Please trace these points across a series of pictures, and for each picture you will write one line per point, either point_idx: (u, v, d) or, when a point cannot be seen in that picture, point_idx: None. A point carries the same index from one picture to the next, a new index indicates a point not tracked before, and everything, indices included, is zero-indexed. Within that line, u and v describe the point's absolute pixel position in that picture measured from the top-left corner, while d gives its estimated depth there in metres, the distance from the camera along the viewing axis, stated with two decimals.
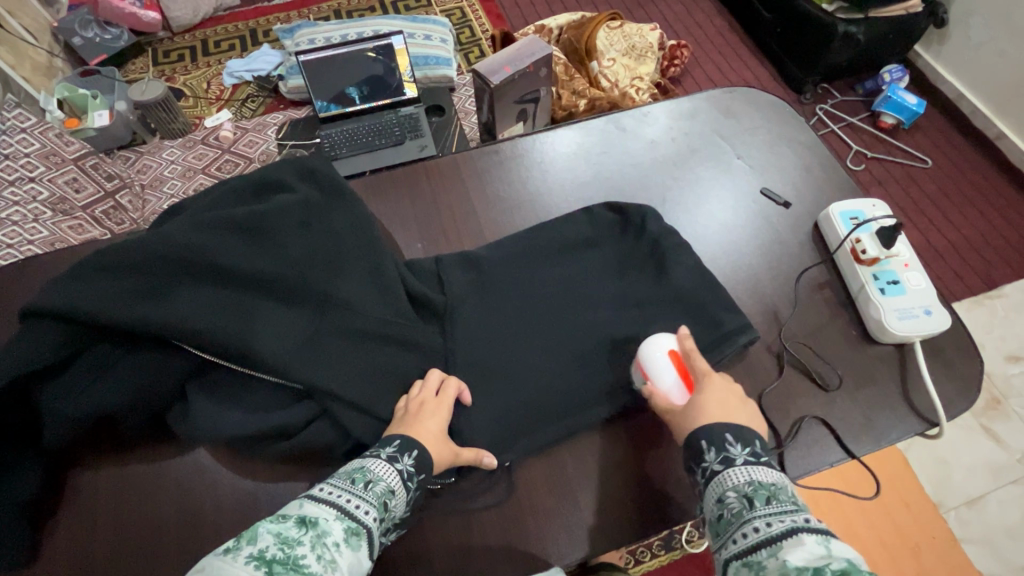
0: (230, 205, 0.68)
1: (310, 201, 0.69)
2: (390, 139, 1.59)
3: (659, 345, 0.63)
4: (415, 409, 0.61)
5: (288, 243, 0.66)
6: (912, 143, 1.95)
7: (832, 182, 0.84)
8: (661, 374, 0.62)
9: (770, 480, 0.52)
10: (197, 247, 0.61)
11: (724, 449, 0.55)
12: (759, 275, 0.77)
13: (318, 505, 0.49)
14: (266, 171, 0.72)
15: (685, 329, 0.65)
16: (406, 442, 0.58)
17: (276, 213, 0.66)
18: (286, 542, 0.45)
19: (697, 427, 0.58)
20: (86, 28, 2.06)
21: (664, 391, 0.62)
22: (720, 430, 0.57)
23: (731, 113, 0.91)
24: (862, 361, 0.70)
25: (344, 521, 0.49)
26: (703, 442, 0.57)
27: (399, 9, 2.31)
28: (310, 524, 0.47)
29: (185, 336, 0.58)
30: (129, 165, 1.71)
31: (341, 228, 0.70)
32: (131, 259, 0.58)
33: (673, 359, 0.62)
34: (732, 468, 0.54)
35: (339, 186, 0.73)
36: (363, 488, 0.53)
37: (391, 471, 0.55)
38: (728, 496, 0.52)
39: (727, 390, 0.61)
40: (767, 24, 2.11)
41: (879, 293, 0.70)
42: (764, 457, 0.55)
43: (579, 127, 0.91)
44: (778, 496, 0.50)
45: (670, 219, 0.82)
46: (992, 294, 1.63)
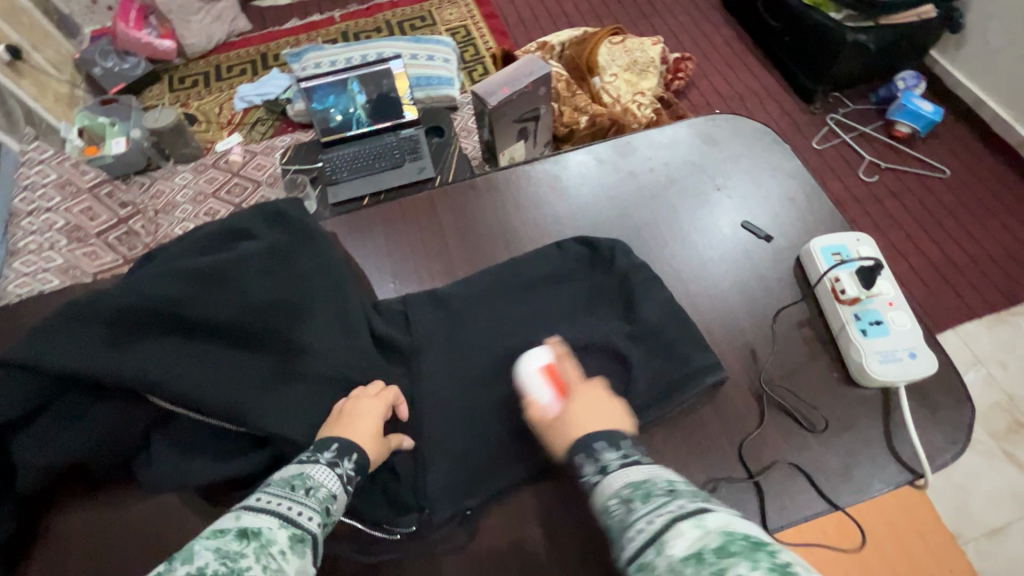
0: (197, 251, 0.68)
1: (277, 247, 0.70)
2: (390, 162, 1.64)
3: (529, 360, 0.65)
4: (348, 410, 0.63)
5: (255, 292, 0.65)
6: (929, 153, 1.88)
7: (817, 213, 0.82)
8: (535, 389, 0.63)
9: (644, 477, 0.50)
10: (157, 296, 0.60)
11: (597, 457, 0.53)
12: (736, 311, 0.75)
13: (257, 515, 0.49)
14: (232, 218, 0.72)
15: (556, 341, 0.68)
16: (343, 445, 0.59)
17: (242, 262, 0.66)
18: (226, 557, 0.44)
19: (572, 441, 0.56)
20: (105, 58, 2.15)
21: (539, 402, 0.62)
22: (587, 440, 0.55)
23: (713, 141, 0.89)
24: (841, 402, 0.68)
25: (287, 529, 0.49)
26: (580, 456, 0.54)
27: (404, 29, 2.34)
28: (251, 536, 0.47)
29: (146, 388, 0.58)
30: (143, 191, 1.77)
31: (310, 273, 0.70)
32: (90, 308, 0.58)
33: (545, 373, 0.63)
34: (610, 475, 0.51)
35: (308, 229, 0.73)
36: (305, 495, 0.53)
37: (331, 478, 0.56)
38: (611, 503, 0.49)
39: (598, 399, 0.61)
40: (775, 33, 2.07)
41: (860, 334, 0.67)
42: (634, 455, 0.53)
43: (557, 159, 0.89)
44: (653, 490, 0.48)
45: (644, 254, 0.80)
46: (1014, 311, 1.56)
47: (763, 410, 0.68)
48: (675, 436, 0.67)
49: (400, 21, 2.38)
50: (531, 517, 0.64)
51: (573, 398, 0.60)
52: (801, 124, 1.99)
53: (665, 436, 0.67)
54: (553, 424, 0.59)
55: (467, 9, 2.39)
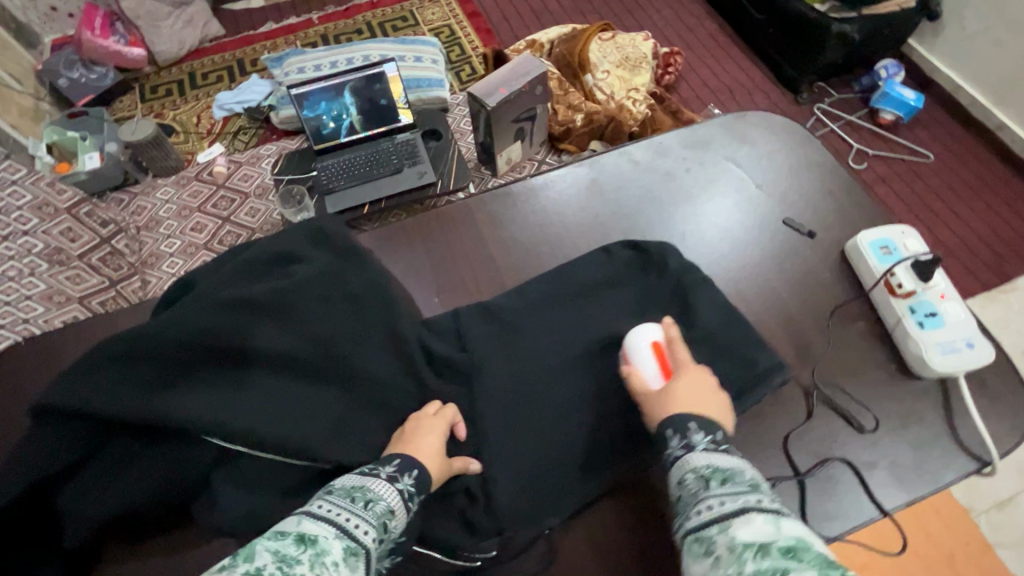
0: (241, 278, 0.64)
1: (327, 268, 0.66)
2: (388, 168, 1.59)
3: (643, 333, 0.66)
4: (409, 431, 0.60)
5: (309, 319, 0.62)
6: (914, 139, 1.94)
7: (854, 206, 0.82)
8: (642, 362, 0.64)
9: (731, 467, 0.51)
10: (213, 332, 0.57)
11: (687, 436, 0.55)
12: (788, 309, 0.74)
13: (317, 522, 0.48)
14: (274, 239, 0.68)
15: (672, 320, 0.67)
16: (405, 462, 0.56)
17: (295, 289, 0.62)
18: (284, 561, 0.43)
19: (663, 417, 0.58)
20: (70, 68, 2.03)
21: (643, 375, 0.63)
22: (686, 420, 0.56)
23: (745, 138, 0.89)
24: (902, 393, 0.68)
25: (343, 540, 0.47)
26: (668, 430, 0.56)
27: (386, 30, 2.28)
28: (309, 542, 0.45)
29: (211, 430, 0.54)
30: (123, 208, 1.69)
31: (363, 294, 0.66)
32: (143, 349, 0.55)
33: (655, 351, 0.64)
34: (693, 453, 0.54)
35: (351, 247, 0.69)
36: (363, 507, 0.51)
37: (391, 491, 0.53)
38: (687, 478, 0.52)
39: (699, 383, 0.60)
40: (760, 26, 2.09)
41: (918, 327, 0.68)
42: (725, 444, 0.54)
43: (592, 162, 0.88)
44: (734, 477, 0.50)
45: (691, 255, 0.79)
46: (1005, 288, 1.62)
47: (826, 405, 0.68)
48: (744, 440, 0.66)
49: (381, 22, 2.31)
50: (606, 535, 0.62)
51: (681, 378, 0.61)
52: (791, 114, 2.02)
53: (732, 440, 0.66)
54: (653, 398, 0.60)
55: (450, 8, 2.34)
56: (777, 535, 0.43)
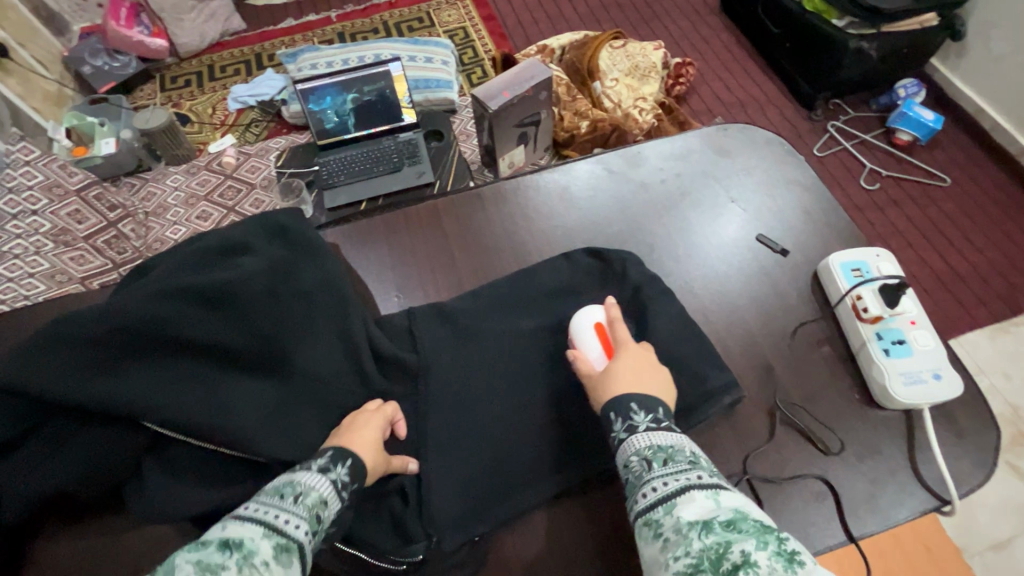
0: (191, 267, 0.64)
1: (277, 262, 0.67)
2: (388, 166, 1.60)
3: (585, 315, 0.67)
4: (347, 424, 0.60)
5: (254, 313, 0.62)
6: (930, 161, 1.88)
7: (833, 226, 0.80)
8: (585, 343, 0.65)
9: (670, 444, 0.52)
10: (154, 319, 0.57)
11: (629, 418, 0.55)
12: (752, 328, 0.73)
13: (242, 524, 0.46)
14: (230, 231, 0.69)
15: (613, 300, 0.68)
16: (338, 453, 0.55)
17: (243, 279, 0.62)
18: (206, 568, 0.41)
19: (608, 400, 0.58)
20: (95, 56, 2.09)
21: (586, 356, 0.64)
22: (627, 400, 0.56)
23: (725, 151, 0.87)
24: (861, 422, 0.65)
25: (272, 538, 0.46)
26: (612, 413, 0.57)
27: (402, 30, 2.31)
28: (234, 546, 0.44)
29: (143, 416, 0.54)
30: (134, 193, 1.74)
31: (312, 288, 0.67)
32: (80, 330, 0.54)
33: (597, 331, 0.66)
34: (635, 435, 0.54)
35: (308, 240, 0.71)
36: (293, 502, 0.50)
37: (323, 482, 0.52)
38: (632, 460, 0.52)
39: (640, 360, 0.62)
40: (777, 39, 2.05)
41: (884, 355, 0.65)
42: (666, 422, 0.55)
43: (565, 169, 0.87)
44: (675, 456, 0.51)
45: (656, 268, 0.78)
46: (1017, 321, 1.56)
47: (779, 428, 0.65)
48: None
49: (398, 22, 2.34)
50: (542, 548, 0.61)
51: (620, 357, 0.62)
52: (803, 131, 1.98)
53: None
54: (597, 379, 0.61)
55: (466, 11, 2.36)
56: (717, 509, 0.44)
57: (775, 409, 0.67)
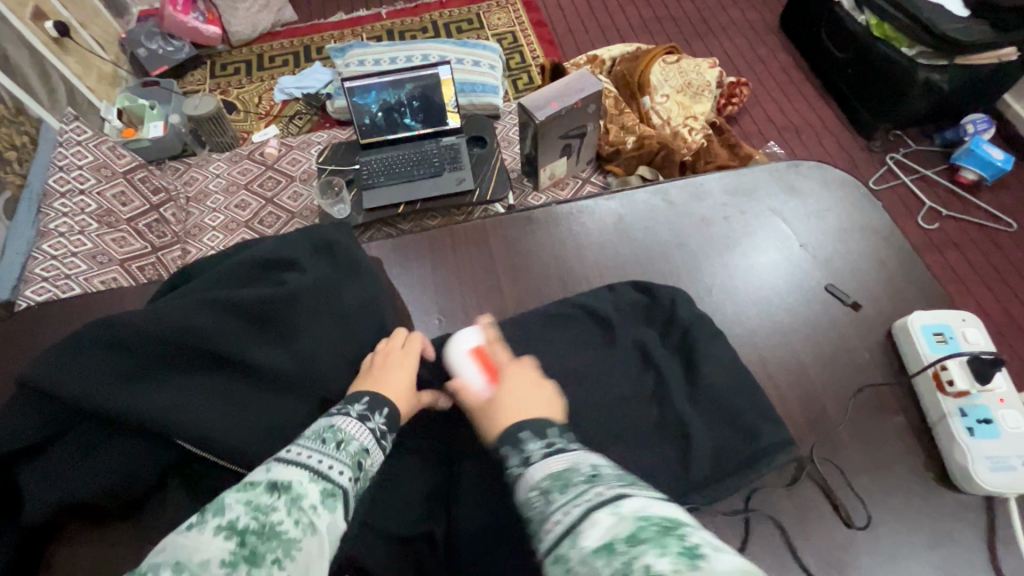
0: (233, 283, 0.62)
1: (322, 282, 0.64)
2: (429, 170, 1.58)
3: (459, 343, 0.64)
4: (381, 361, 0.61)
5: (293, 335, 0.60)
6: (996, 204, 1.76)
7: (908, 281, 0.74)
8: (463, 371, 0.62)
9: (565, 467, 0.45)
10: (194, 331, 0.55)
11: (522, 448, 0.48)
12: (815, 387, 0.67)
13: (288, 468, 0.47)
14: (275, 246, 0.66)
15: (487, 324, 0.67)
16: (375, 400, 0.56)
17: (285, 300, 0.60)
18: (257, 511, 0.42)
19: (500, 432, 0.51)
20: (150, 39, 2.11)
21: (466, 384, 0.60)
22: (515, 430, 0.50)
23: (794, 190, 0.82)
24: (934, 503, 0.59)
25: (318, 483, 0.47)
26: (509, 444, 0.49)
27: (450, 31, 2.28)
28: (282, 490, 0.45)
29: (171, 431, 0.52)
30: (177, 177, 1.75)
31: (354, 312, 0.64)
32: (119, 334, 0.52)
33: (474, 357, 0.63)
34: (532, 465, 0.46)
35: (354, 261, 0.68)
36: (335, 448, 0.50)
37: (363, 431, 0.53)
38: (530, 495, 0.44)
39: (526, 380, 0.57)
40: (838, 63, 1.97)
41: (967, 434, 0.59)
42: (561, 444, 0.48)
43: (620, 196, 0.83)
44: (572, 479, 0.43)
45: (713, 310, 0.73)
46: None
47: (836, 498, 0.60)
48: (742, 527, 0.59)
49: (447, 22, 2.32)
50: None
51: (500, 380, 0.58)
52: (859, 161, 1.89)
53: (727, 522, 0.59)
54: (477, 407, 0.56)
55: (516, 15, 2.33)
56: (619, 525, 0.37)
57: (834, 480, 0.61)
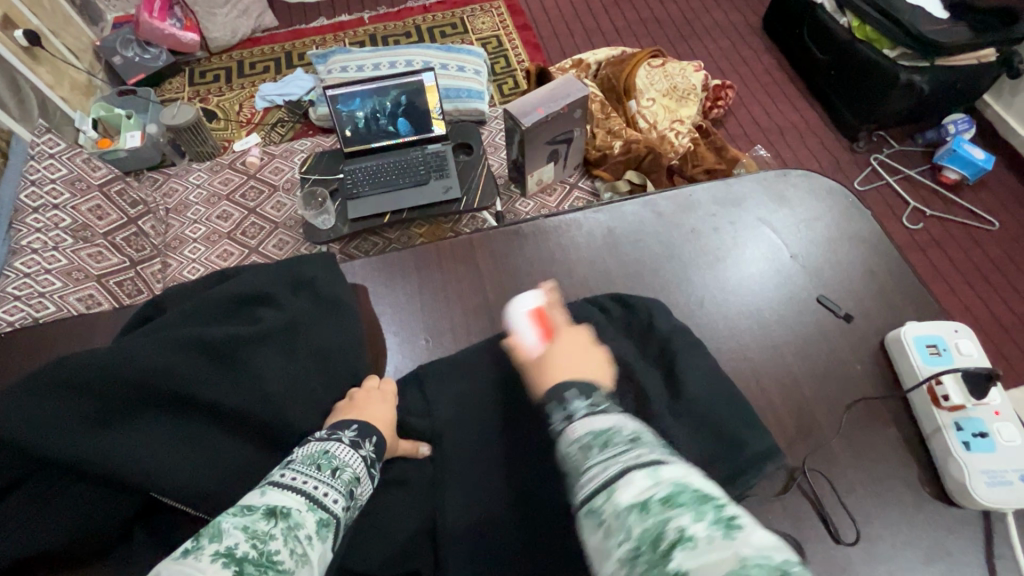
0: (204, 319, 0.60)
1: (296, 317, 0.62)
2: (414, 178, 1.56)
3: (523, 302, 0.66)
4: (357, 400, 0.59)
5: (266, 373, 0.57)
6: (978, 204, 1.78)
7: (900, 292, 0.73)
8: (524, 330, 0.62)
9: (609, 426, 0.44)
10: (161, 371, 0.52)
11: (566, 406, 0.48)
12: (808, 400, 0.66)
13: (284, 493, 0.46)
14: (250, 278, 0.65)
15: (551, 288, 0.68)
16: (365, 428, 0.55)
17: (257, 337, 0.58)
18: (256, 537, 0.41)
19: (558, 382, 0.52)
20: (126, 47, 2.08)
21: (523, 342, 0.61)
22: (561, 387, 0.50)
23: (784, 201, 0.81)
24: (932, 519, 0.58)
25: (314, 512, 0.46)
26: (568, 392, 0.49)
27: (434, 36, 2.26)
28: (280, 516, 0.44)
29: (134, 481, 0.49)
30: (156, 188, 1.71)
31: (329, 348, 0.63)
32: (77, 374, 0.49)
33: (534, 317, 0.64)
34: (574, 424, 0.46)
35: (336, 300, 0.66)
36: (330, 475, 0.50)
37: (356, 457, 0.52)
38: (569, 449, 0.44)
39: (581, 346, 0.58)
40: (821, 65, 1.98)
41: (963, 448, 0.59)
42: (605, 406, 0.47)
43: (608, 210, 0.81)
44: (614, 438, 0.43)
45: (705, 325, 0.72)
46: None
47: (832, 513, 0.59)
48: None
49: (431, 26, 2.29)
50: None
51: (556, 339, 0.58)
52: (844, 162, 1.90)
53: None
54: (533, 362, 0.57)
55: (501, 19, 2.31)
56: (655, 488, 0.37)
57: (828, 494, 0.60)
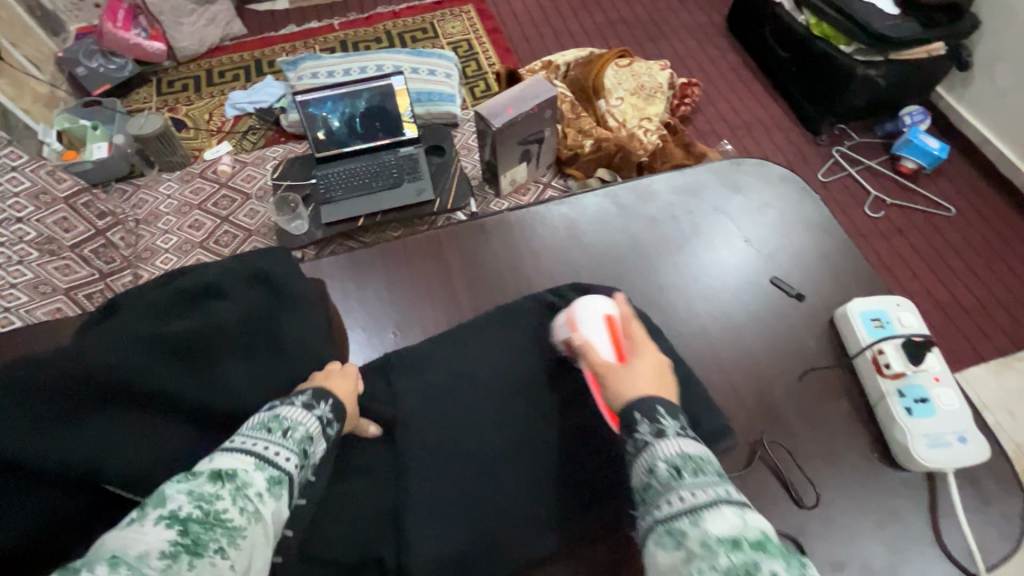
0: (161, 314, 0.59)
1: (253, 310, 0.64)
2: (387, 181, 1.56)
3: (596, 306, 0.62)
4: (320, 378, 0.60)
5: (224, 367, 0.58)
6: (935, 191, 1.85)
7: (850, 272, 0.76)
8: (594, 336, 0.59)
9: (695, 453, 0.44)
10: (115, 369, 0.52)
11: (655, 421, 0.47)
12: (764, 378, 0.69)
13: (232, 456, 0.45)
14: (206, 272, 0.65)
15: (625, 296, 0.63)
16: (318, 391, 0.56)
17: (213, 331, 0.59)
18: (202, 499, 0.40)
19: (619, 403, 0.50)
20: (89, 58, 2.02)
21: (595, 349, 0.58)
22: (647, 403, 0.48)
23: (738, 188, 0.84)
24: (881, 483, 0.61)
25: (265, 471, 0.45)
26: (636, 414, 0.48)
27: (405, 40, 2.27)
28: (227, 477, 0.43)
29: (93, 478, 0.49)
30: (125, 200, 1.70)
31: (289, 343, 0.65)
32: (32, 379, 0.49)
33: (607, 324, 0.60)
34: (663, 440, 0.45)
35: (293, 293, 0.68)
36: (281, 435, 0.49)
37: (307, 417, 0.52)
38: (657, 467, 0.44)
39: (660, 359, 0.55)
40: (783, 62, 2.04)
41: (905, 414, 0.62)
42: (689, 431, 0.47)
43: (571, 202, 0.83)
44: (704, 469, 0.43)
45: (666, 310, 0.74)
46: (1020, 356, 1.52)
47: (792, 477, 0.62)
48: None
49: (401, 32, 2.31)
50: None
51: (637, 351, 0.55)
52: (807, 155, 1.96)
53: None
54: (611, 371, 0.54)
55: (471, 23, 2.33)
56: (745, 529, 0.37)
57: (788, 461, 0.63)
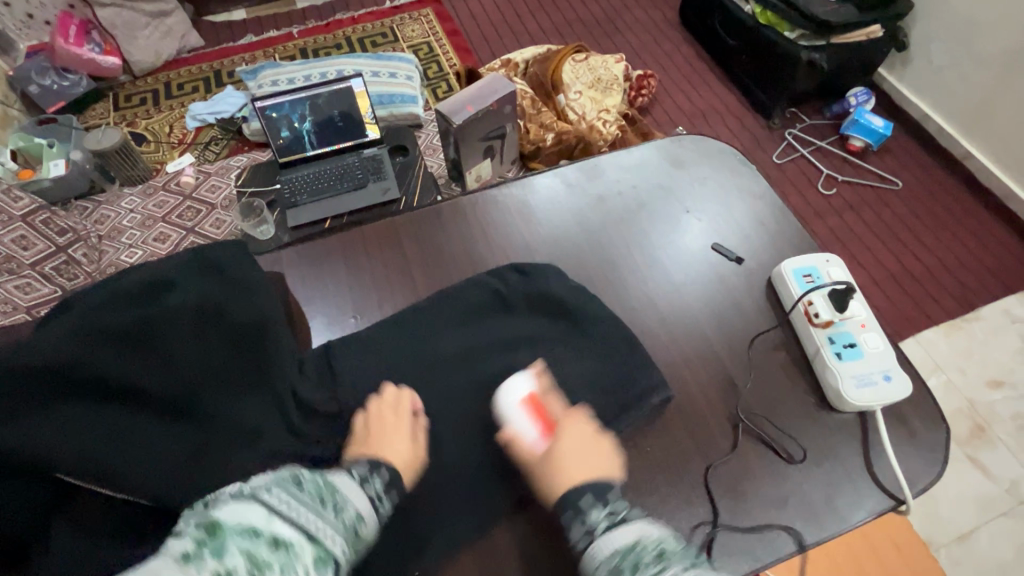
0: (111, 307, 0.62)
1: (202, 298, 0.65)
2: (353, 183, 1.58)
3: (513, 390, 0.64)
4: (376, 428, 0.62)
5: (174, 354, 0.60)
6: (883, 166, 1.94)
7: (786, 236, 0.81)
8: (519, 426, 0.63)
9: (633, 540, 0.50)
10: (65, 361, 0.55)
11: (585, 518, 0.55)
12: (708, 337, 0.73)
13: (286, 523, 0.46)
14: (156, 268, 0.67)
15: (539, 366, 0.67)
16: (375, 463, 0.59)
17: (162, 320, 0.61)
18: (256, 564, 0.41)
19: (618, 456, 0.58)
20: (42, 74, 1.95)
21: (522, 441, 0.62)
22: (574, 497, 0.56)
23: (679, 164, 0.89)
24: (817, 425, 0.66)
25: (313, 546, 0.46)
26: (568, 511, 0.56)
27: (365, 46, 2.29)
28: (282, 545, 0.44)
29: (42, 463, 0.52)
30: (86, 216, 1.67)
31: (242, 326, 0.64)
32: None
33: (527, 408, 0.63)
34: (597, 539, 0.52)
35: (246, 279, 0.69)
36: (332, 512, 0.51)
37: (361, 496, 0.55)
38: (600, 569, 0.50)
39: (585, 436, 0.62)
40: (733, 51, 2.11)
41: (835, 358, 0.67)
42: (622, 513, 0.54)
43: (522, 185, 0.87)
44: (642, 555, 0.49)
45: (615, 280, 0.78)
46: (970, 317, 1.60)
47: (778, 439, 0.65)
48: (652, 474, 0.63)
49: (361, 37, 2.32)
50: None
51: (559, 436, 0.61)
52: (762, 139, 2.03)
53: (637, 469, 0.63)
54: (539, 464, 0.60)
55: (430, 26, 2.36)
56: None
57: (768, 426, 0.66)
